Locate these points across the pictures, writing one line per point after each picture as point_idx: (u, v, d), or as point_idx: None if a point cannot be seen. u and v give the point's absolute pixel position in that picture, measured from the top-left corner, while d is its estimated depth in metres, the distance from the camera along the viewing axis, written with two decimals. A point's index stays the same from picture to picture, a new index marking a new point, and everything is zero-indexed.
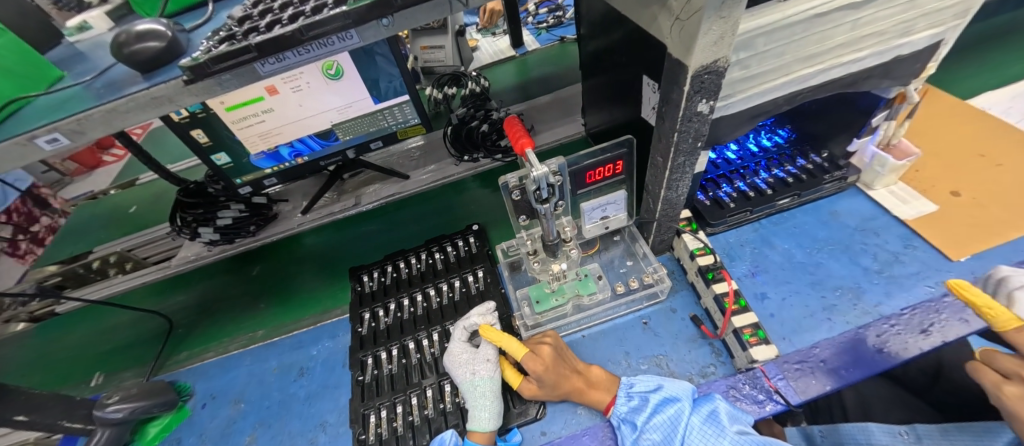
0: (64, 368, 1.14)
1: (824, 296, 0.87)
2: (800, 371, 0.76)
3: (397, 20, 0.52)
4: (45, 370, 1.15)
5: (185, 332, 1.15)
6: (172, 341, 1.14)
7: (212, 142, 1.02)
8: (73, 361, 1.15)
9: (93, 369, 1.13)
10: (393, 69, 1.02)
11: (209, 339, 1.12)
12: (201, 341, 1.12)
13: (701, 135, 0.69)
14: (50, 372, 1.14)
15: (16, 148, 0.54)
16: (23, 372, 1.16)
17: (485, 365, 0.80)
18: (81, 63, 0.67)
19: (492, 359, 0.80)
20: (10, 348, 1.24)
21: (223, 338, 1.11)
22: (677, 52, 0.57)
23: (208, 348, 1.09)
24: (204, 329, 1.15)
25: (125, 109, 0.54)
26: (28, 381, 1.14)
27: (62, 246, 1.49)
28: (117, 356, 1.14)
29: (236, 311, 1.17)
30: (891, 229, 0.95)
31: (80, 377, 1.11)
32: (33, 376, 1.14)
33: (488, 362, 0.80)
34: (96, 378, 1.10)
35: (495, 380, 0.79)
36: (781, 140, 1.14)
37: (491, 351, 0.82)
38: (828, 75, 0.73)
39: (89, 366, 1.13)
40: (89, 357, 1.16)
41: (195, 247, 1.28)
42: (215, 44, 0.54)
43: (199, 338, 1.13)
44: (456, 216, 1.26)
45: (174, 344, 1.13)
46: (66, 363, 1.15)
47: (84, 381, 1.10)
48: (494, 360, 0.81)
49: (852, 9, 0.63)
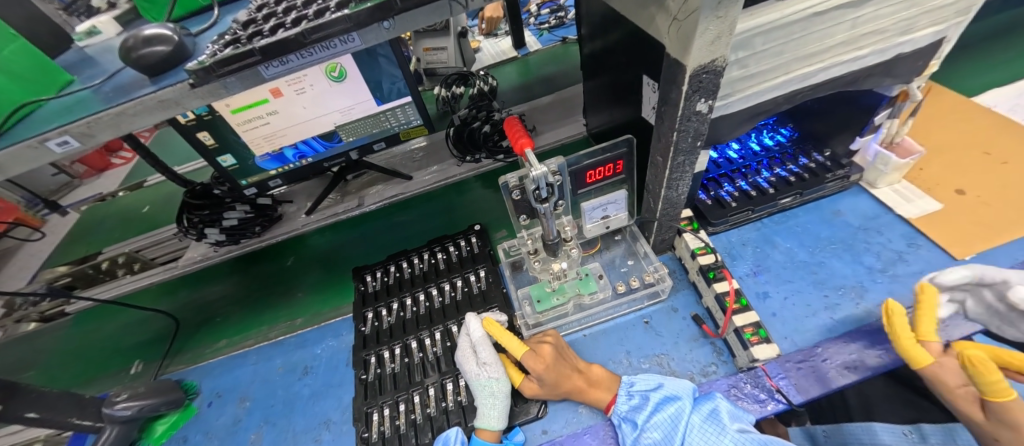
0: (103, 358, 1.17)
1: (826, 295, 0.87)
2: (802, 370, 0.76)
3: (399, 23, 0.53)
4: (82, 359, 1.18)
5: (224, 320, 1.17)
6: (208, 330, 1.16)
7: (218, 144, 1.03)
8: (110, 352, 1.18)
9: (132, 357, 1.15)
10: (395, 70, 1.03)
11: (244, 330, 1.13)
12: (238, 330, 1.13)
13: (701, 134, 0.69)
14: (88, 361, 1.17)
15: (28, 151, 0.55)
16: (59, 362, 1.19)
17: (486, 367, 0.79)
18: (90, 68, 0.68)
19: (491, 362, 0.79)
20: (48, 337, 1.27)
21: (262, 326, 1.12)
22: (676, 51, 0.57)
23: (247, 337, 1.11)
24: (239, 319, 1.16)
25: (133, 112, 0.56)
26: (67, 370, 1.16)
27: (74, 246, 1.52)
28: (154, 345, 1.16)
29: (249, 308, 1.18)
30: (894, 227, 0.95)
31: (118, 366, 1.14)
32: (72, 365, 1.17)
33: (487, 366, 0.79)
34: (135, 366, 1.12)
35: (503, 380, 0.78)
36: (783, 139, 1.14)
37: (488, 354, 0.80)
38: (829, 73, 0.73)
39: (127, 354, 1.16)
40: (126, 347, 1.18)
41: (201, 249, 1.31)
42: (220, 48, 0.55)
43: (220, 332, 1.14)
44: (458, 216, 1.27)
45: (211, 332, 1.15)
46: (104, 353, 1.18)
47: (123, 370, 1.13)
48: (495, 362, 0.80)
49: (852, 8, 0.63)
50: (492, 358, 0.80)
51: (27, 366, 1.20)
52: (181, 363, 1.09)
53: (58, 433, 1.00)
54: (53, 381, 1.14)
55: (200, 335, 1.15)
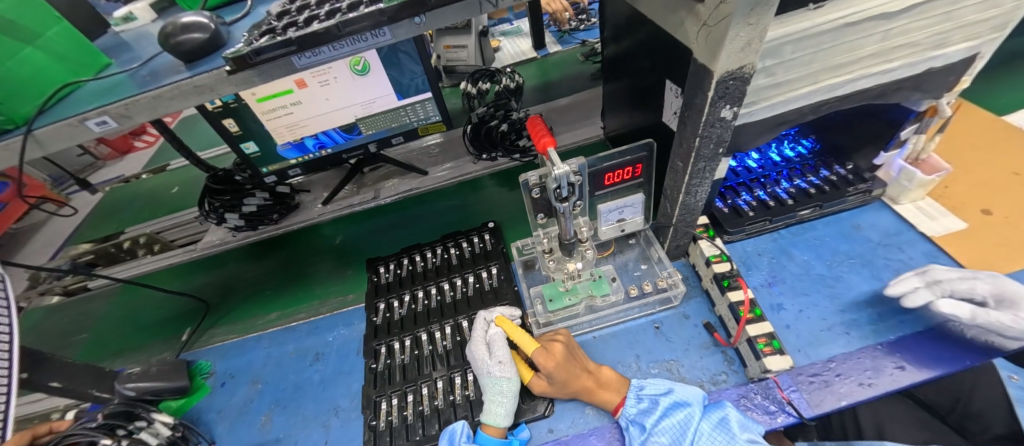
0: (153, 325, 1.20)
1: (843, 310, 0.86)
2: (816, 384, 0.75)
3: (429, 19, 0.54)
4: (133, 324, 1.22)
5: (275, 293, 1.20)
6: (260, 300, 1.19)
7: (242, 131, 1.06)
8: (159, 320, 1.21)
9: (183, 325, 1.18)
10: (417, 66, 1.05)
11: (295, 304, 1.15)
12: (290, 303, 1.16)
13: (723, 141, 0.68)
14: (140, 326, 1.20)
15: (67, 129, 0.58)
16: (110, 327, 1.23)
17: (499, 367, 0.79)
18: (126, 52, 0.71)
19: (506, 361, 0.79)
20: (98, 303, 1.31)
21: (313, 301, 1.15)
22: (703, 57, 0.58)
23: (299, 310, 1.13)
24: (293, 293, 1.18)
25: (170, 96, 0.58)
26: (120, 333, 1.20)
27: (100, 225, 1.56)
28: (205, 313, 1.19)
29: (275, 291, 1.21)
30: (916, 245, 0.93)
31: (170, 332, 1.17)
32: (123, 331, 1.21)
33: (502, 365, 0.79)
34: (186, 333, 1.15)
35: (513, 379, 0.79)
36: (804, 150, 1.14)
37: (504, 352, 0.81)
38: (856, 85, 0.72)
39: (177, 321, 1.19)
40: (179, 315, 1.21)
41: (218, 232, 1.35)
42: (256, 37, 0.57)
43: (246, 312, 1.17)
44: (472, 213, 1.28)
45: (261, 304, 1.18)
46: (151, 322, 1.21)
47: (175, 336, 1.16)
48: (510, 361, 0.80)
49: (884, 20, 0.62)
50: (508, 358, 0.80)
51: (79, 330, 1.24)
52: (232, 333, 1.12)
53: (76, 404, 1.03)
54: (107, 345, 1.18)
55: (246, 309, 1.18)
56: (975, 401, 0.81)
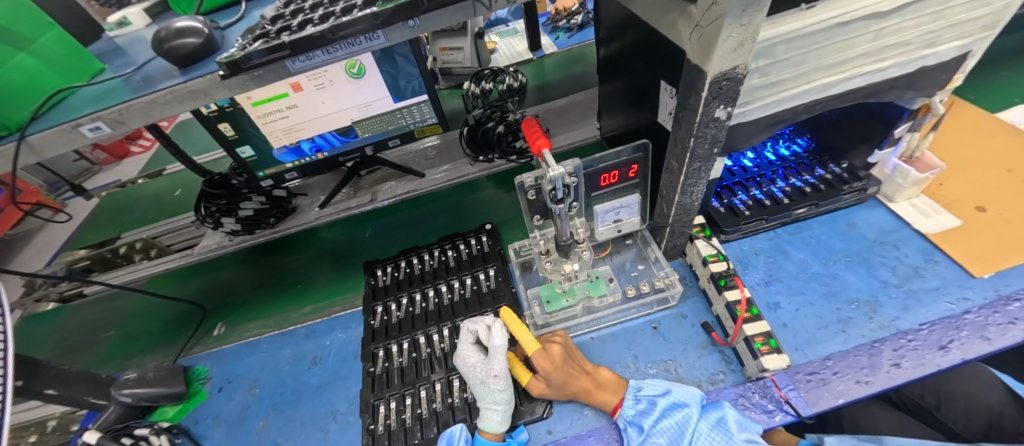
0: (182, 321, 1.20)
1: (839, 308, 0.86)
2: (813, 383, 0.75)
3: (423, 22, 0.54)
4: (165, 319, 1.22)
5: (306, 287, 1.20)
6: (294, 295, 1.19)
7: (237, 135, 1.06)
8: (187, 316, 1.21)
9: (216, 320, 1.18)
10: (412, 69, 1.05)
11: (329, 297, 1.15)
12: (324, 297, 1.16)
13: (718, 141, 0.69)
14: (167, 323, 1.21)
15: (61, 135, 0.58)
16: (137, 324, 1.23)
17: (491, 380, 0.77)
18: (120, 57, 0.70)
19: (500, 375, 0.77)
20: (122, 301, 1.31)
21: (347, 293, 1.14)
22: (696, 58, 0.58)
23: (333, 304, 1.13)
24: (325, 286, 1.18)
25: (163, 101, 0.58)
26: (146, 330, 1.20)
27: (98, 230, 1.56)
28: (239, 308, 1.19)
29: (272, 297, 1.20)
30: (911, 242, 0.94)
31: (203, 328, 1.16)
32: (155, 325, 1.21)
33: (496, 378, 0.77)
34: (217, 328, 1.15)
35: (504, 393, 0.77)
36: (800, 149, 1.14)
37: (500, 366, 0.78)
38: (849, 84, 0.72)
39: (212, 315, 1.19)
40: (210, 309, 1.21)
41: (216, 237, 1.32)
42: (249, 41, 0.56)
43: (261, 310, 1.17)
44: (468, 215, 1.28)
45: (295, 299, 1.17)
46: (182, 319, 1.21)
47: (207, 333, 1.15)
48: (505, 374, 0.78)
49: (876, 19, 0.62)
50: (504, 371, 0.78)
51: (105, 327, 1.24)
52: (267, 327, 1.12)
53: (73, 410, 1.03)
54: (134, 342, 1.18)
55: (284, 301, 1.17)
56: (954, 392, 0.80)
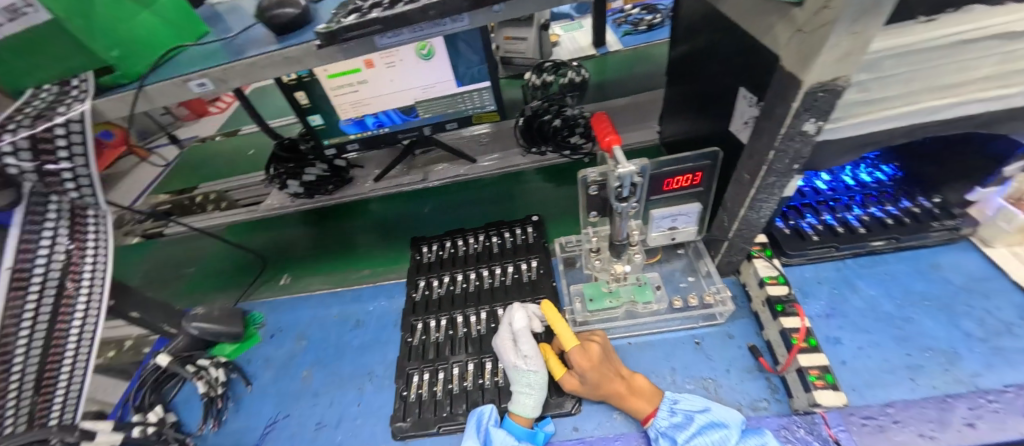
0: (250, 267, 1.31)
1: (909, 354, 0.79)
2: (869, 429, 0.70)
3: (508, 7, 0.56)
4: (236, 263, 1.33)
5: (367, 252, 1.26)
6: (353, 259, 1.25)
7: (310, 104, 1.12)
8: (254, 263, 1.32)
9: (282, 271, 1.27)
10: (480, 54, 1.06)
11: (387, 264, 1.21)
12: (382, 263, 1.22)
13: (800, 157, 0.64)
14: (239, 267, 1.31)
15: (173, 87, 0.64)
16: (209, 266, 1.35)
17: (526, 361, 0.79)
18: (222, 23, 0.77)
19: (531, 355, 0.79)
20: (200, 243, 1.44)
21: (404, 263, 1.20)
22: (792, 66, 0.54)
23: (390, 270, 1.18)
24: (383, 254, 1.24)
25: (262, 64, 0.62)
26: (221, 271, 1.32)
27: (178, 178, 1.71)
28: (305, 264, 1.27)
29: (327, 258, 1.27)
30: (1006, 294, 0.84)
31: (268, 278, 1.25)
32: (227, 266, 1.33)
33: (527, 358, 0.79)
34: (283, 279, 1.24)
35: (540, 373, 0.79)
36: (884, 177, 1.05)
37: (528, 346, 0.80)
38: (961, 110, 0.65)
39: (280, 267, 1.28)
40: (277, 261, 1.30)
41: (279, 198, 1.43)
42: (344, 14, 0.59)
43: (320, 268, 1.25)
44: (516, 205, 1.29)
45: (354, 261, 1.24)
46: (249, 266, 1.31)
47: (274, 282, 1.24)
48: (535, 355, 0.80)
49: (1008, 40, 0.56)
50: (533, 352, 0.80)
51: (186, 264, 1.37)
52: (328, 283, 1.19)
53: (147, 334, 1.15)
54: (209, 281, 1.30)
55: (342, 263, 1.25)
56: None
